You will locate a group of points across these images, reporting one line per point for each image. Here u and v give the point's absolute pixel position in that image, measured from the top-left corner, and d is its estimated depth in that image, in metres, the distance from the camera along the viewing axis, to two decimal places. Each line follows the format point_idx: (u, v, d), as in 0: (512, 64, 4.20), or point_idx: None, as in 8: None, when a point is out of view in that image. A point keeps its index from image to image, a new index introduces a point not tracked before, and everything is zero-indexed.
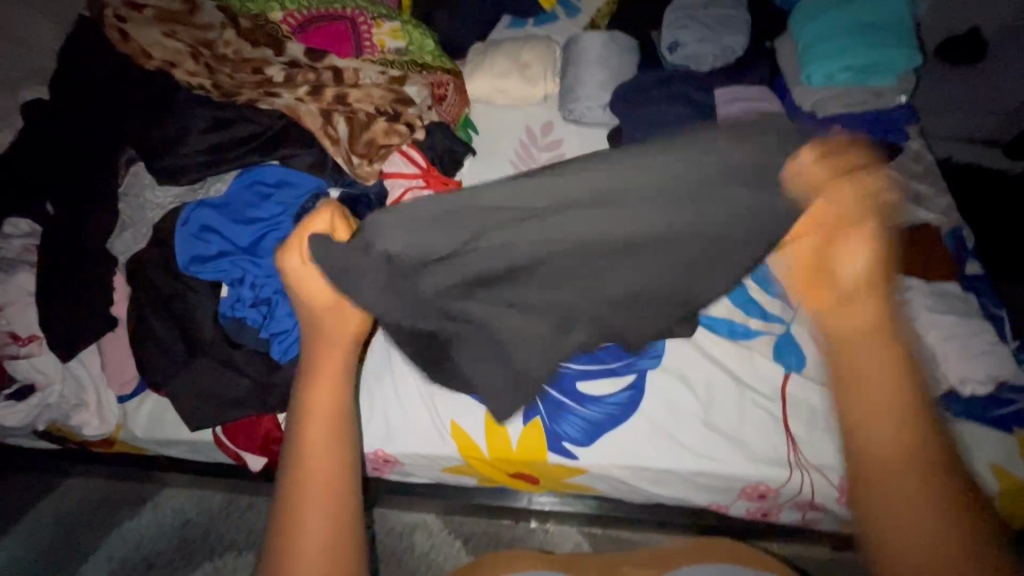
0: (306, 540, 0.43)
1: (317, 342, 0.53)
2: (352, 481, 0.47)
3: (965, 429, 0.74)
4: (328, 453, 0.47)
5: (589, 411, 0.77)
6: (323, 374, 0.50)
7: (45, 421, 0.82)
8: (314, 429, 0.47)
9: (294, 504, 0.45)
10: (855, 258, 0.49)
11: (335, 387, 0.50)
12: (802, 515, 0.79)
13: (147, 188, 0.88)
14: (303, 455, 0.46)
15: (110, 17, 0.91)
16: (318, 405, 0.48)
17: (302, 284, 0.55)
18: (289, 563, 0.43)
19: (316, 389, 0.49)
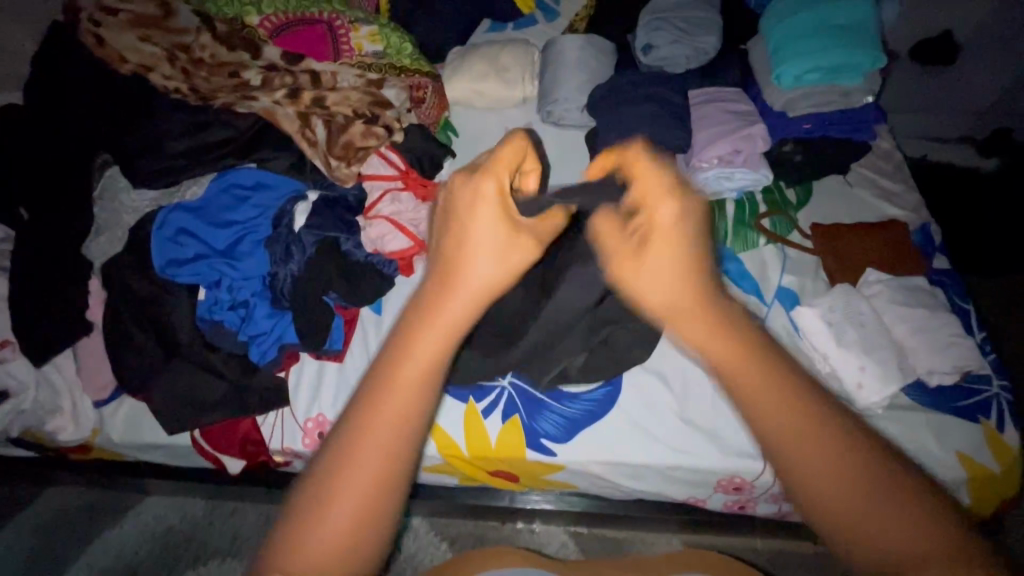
0: (334, 514, 0.36)
1: (449, 283, 0.40)
2: (410, 457, 0.38)
3: (932, 418, 0.76)
4: (399, 428, 0.37)
5: (567, 408, 0.78)
6: (439, 312, 0.39)
7: (19, 428, 0.81)
8: (392, 394, 0.37)
9: (342, 457, 0.37)
10: (658, 241, 0.41)
11: (442, 347, 0.39)
12: (778, 508, 0.80)
13: (122, 192, 0.88)
14: (368, 415, 0.37)
15: (85, 22, 0.91)
16: (415, 361, 0.38)
17: (465, 213, 0.40)
18: (305, 532, 0.36)
19: (427, 329, 0.39)
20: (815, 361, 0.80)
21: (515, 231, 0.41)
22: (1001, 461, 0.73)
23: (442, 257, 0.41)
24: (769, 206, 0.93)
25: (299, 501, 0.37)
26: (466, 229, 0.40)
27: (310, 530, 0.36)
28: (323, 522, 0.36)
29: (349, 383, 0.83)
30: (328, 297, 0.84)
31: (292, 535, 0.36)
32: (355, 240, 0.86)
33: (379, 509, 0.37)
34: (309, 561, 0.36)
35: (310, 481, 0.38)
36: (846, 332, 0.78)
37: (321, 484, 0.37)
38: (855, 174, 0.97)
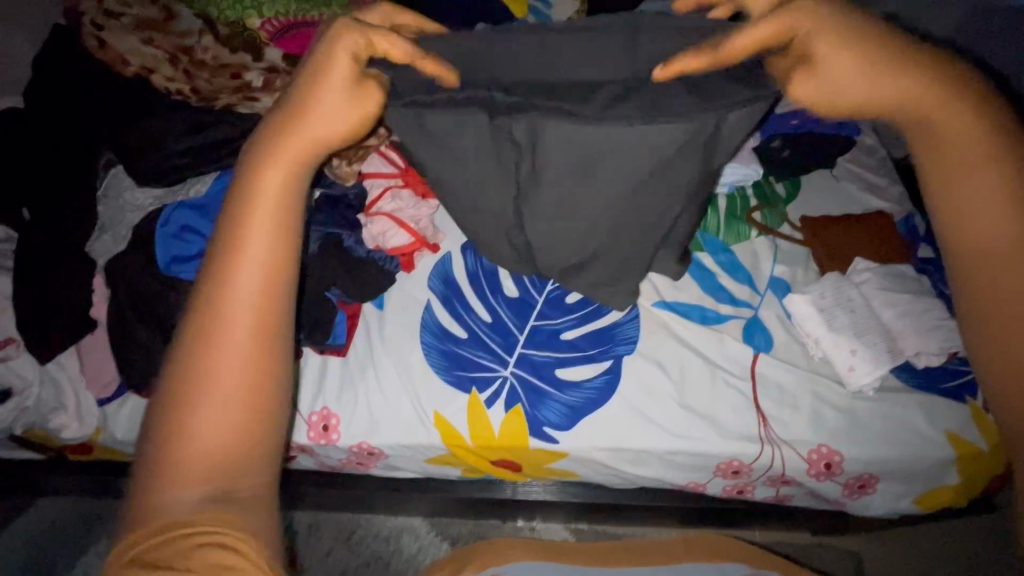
0: (216, 387, 0.42)
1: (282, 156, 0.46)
2: (282, 315, 0.46)
3: (922, 399, 0.78)
4: (258, 297, 0.44)
5: (569, 396, 0.80)
6: (269, 183, 0.45)
7: (23, 425, 0.81)
8: (247, 271, 0.44)
9: (208, 336, 0.43)
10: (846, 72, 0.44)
11: (288, 211, 0.46)
12: (776, 491, 0.82)
13: (127, 190, 0.89)
14: (223, 293, 0.43)
15: (86, 25, 0.90)
16: (261, 230, 0.45)
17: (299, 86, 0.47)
18: (188, 410, 0.41)
19: (260, 201, 0.45)
20: (809, 347, 0.82)
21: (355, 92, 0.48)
22: (988, 439, 0.77)
23: (269, 134, 0.47)
24: (760, 200, 0.95)
25: (173, 386, 0.42)
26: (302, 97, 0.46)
27: (198, 412, 0.42)
28: (206, 420, 0.42)
29: (352, 376, 0.84)
30: (330, 293, 0.85)
31: (184, 426, 0.42)
32: (357, 236, 0.87)
33: (263, 374, 0.44)
34: (208, 447, 0.41)
35: (181, 374, 0.43)
36: (838, 317, 0.81)
37: (197, 373, 0.42)
38: (842, 169, 1.00)
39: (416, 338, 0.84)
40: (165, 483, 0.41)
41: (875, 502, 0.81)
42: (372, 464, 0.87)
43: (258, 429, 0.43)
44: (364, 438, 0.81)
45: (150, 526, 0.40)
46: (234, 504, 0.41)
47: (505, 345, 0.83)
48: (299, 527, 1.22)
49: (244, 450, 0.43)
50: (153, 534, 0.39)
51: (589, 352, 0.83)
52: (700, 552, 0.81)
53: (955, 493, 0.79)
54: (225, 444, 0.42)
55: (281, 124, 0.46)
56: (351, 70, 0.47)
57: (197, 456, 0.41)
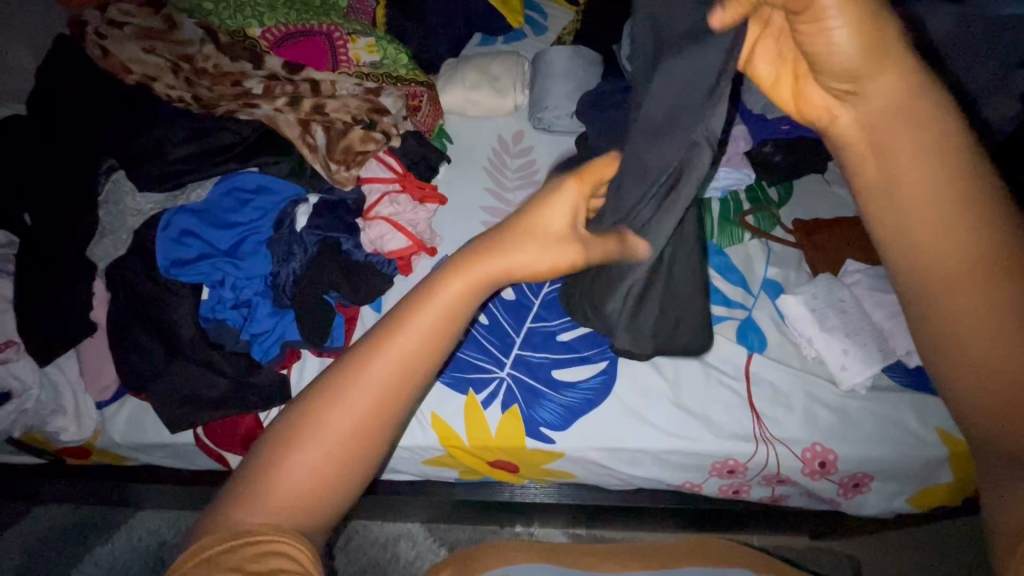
0: (324, 435, 0.41)
1: (481, 256, 0.44)
2: (402, 407, 0.43)
3: (913, 398, 0.79)
4: (397, 379, 0.42)
5: (565, 397, 0.81)
6: (447, 290, 0.43)
7: (22, 428, 0.81)
8: (399, 348, 0.42)
9: (344, 381, 0.42)
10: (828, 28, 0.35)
11: (457, 314, 0.43)
12: (771, 491, 0.83)
13: (127, 195, 0.90)
14: (373, 357, 0.42)
15: (90, 34, 0.93)
16: (428, 318, 0.42)
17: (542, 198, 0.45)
18: (294, 442, 0.41)
19: (435, 297, 0.43)
20: (802, 347, 0.83)
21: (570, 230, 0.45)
22: None
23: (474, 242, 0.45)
24: (752, 204, 0.96)
25: (300, 407, 0.43)
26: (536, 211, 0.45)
27: (295, 454, 0.41)
28: (304, 453, 0.41)
29: None
30: (328, 295, 0.86)
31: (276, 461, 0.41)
32: (355, 241, 0.88)
33: (364, 447, 0.42)
34: (291, 477, 0.40)
35: (299, 411, 0.42)
36: (829, 317, 0.82)
37: (314, 408, 0.42)
38: (833, 173, 1.02)
39: None
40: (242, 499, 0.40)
41: (870, 500, 0.81)
42: None
43: (332, 492, 0.42)
44: None
45: (214, 537, 0.39)
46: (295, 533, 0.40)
47: (501, 346, 0.84)
48: None
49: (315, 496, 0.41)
50: (213, 546, 0.38)
51: (584, 353, 0.83)
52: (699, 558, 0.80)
53: (950, 491, 0.80)
54: (304, 491, 0.40)
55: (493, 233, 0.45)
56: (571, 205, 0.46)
57: (275, 492, 0.40)
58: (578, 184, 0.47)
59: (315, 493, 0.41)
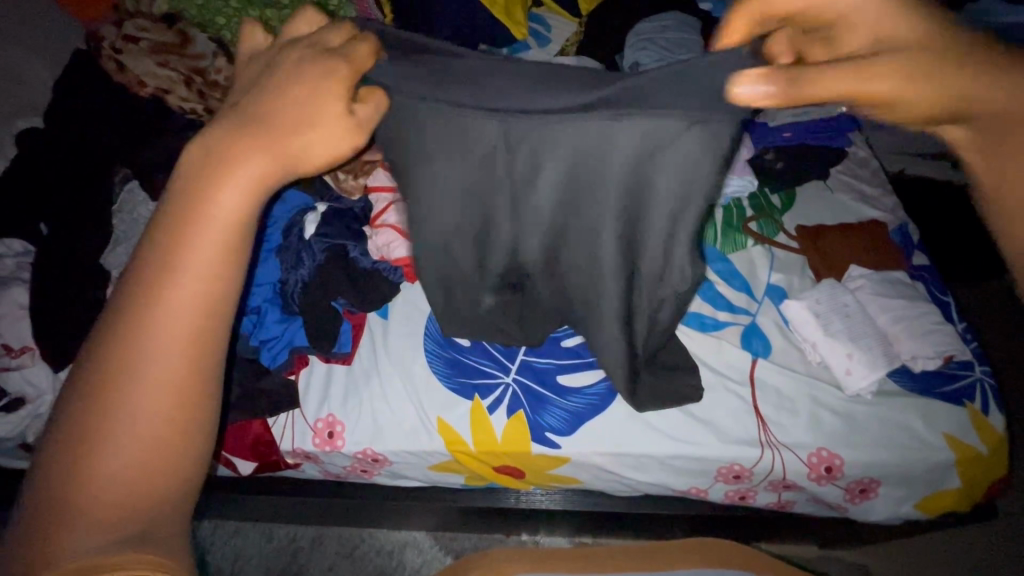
0: (129, 413, 0.35)
1: (243, 157, 0.38)
2: (219, 349, 0.38)
3: (919, 402, 0.79)
4: (197, 316, 0.37)
5: (571, 402, 0.81)
6: (220, 193, 0.38)
7: (35, 434, 0.83)
8: (184, 282, 0.36)
9: (130, 344, 0.36)
10: (885, 76, 0.38)
11: (236, 226, 0.38)
12: (777, 496, 0.83)
13: (141, 204, 0.92)
14: (155, 305, 0.36)
15: (107, 49, 0.95)
16: (205, 240, 0.37)
17: (293, 88, 0.40)
18: (98, 432, 0.35)
19: (212, 210, 0.38)
20: (808, 352, 0.84)
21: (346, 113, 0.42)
22: (986, 441, 0.77)
23: (227, 137, 0.39)
24: (754, 211, 0.97)
25: (86, 397, 0.35)
26: (294, 99, 0.40)
27: (106, 438, 0.35)
28: (115, 440, 0.35)
29: (357, 382, 0.85)
30: (337, 301, 0.87)
31: (80, 465, 0.34)
32: (362, 248, 0.89)
33: (197, 402, 0.37)
34: (119, 469, 0.35)
35: (80, 397, 0.36)
36: (833, 321, 0.82)
37: (107, 388, 0.35)
38: (837, 179, 1.03)
39: (419, 345, 0.86)
40: (55, 531, 0.33)
41: (877, 506, 0.81)
42: (377, 472, 0.88)
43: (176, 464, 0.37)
44: (368, 444, 0.82)
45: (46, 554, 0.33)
46: (153, 543, 0.35)
47: (507, 353, 0.85)
48: (302, 542, 1.22)
49: (159, 480, 0.36)
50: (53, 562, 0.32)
51: (590, 358, 0.84)
52: (712, 566, 0.72)
53: (959, 498, 0.79)
54: (137, 480, 0.35)
55: (247, 124, 0.40)
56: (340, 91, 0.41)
57: (96, 504, 0.34)
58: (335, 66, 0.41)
59: (161, 467, 0.36)
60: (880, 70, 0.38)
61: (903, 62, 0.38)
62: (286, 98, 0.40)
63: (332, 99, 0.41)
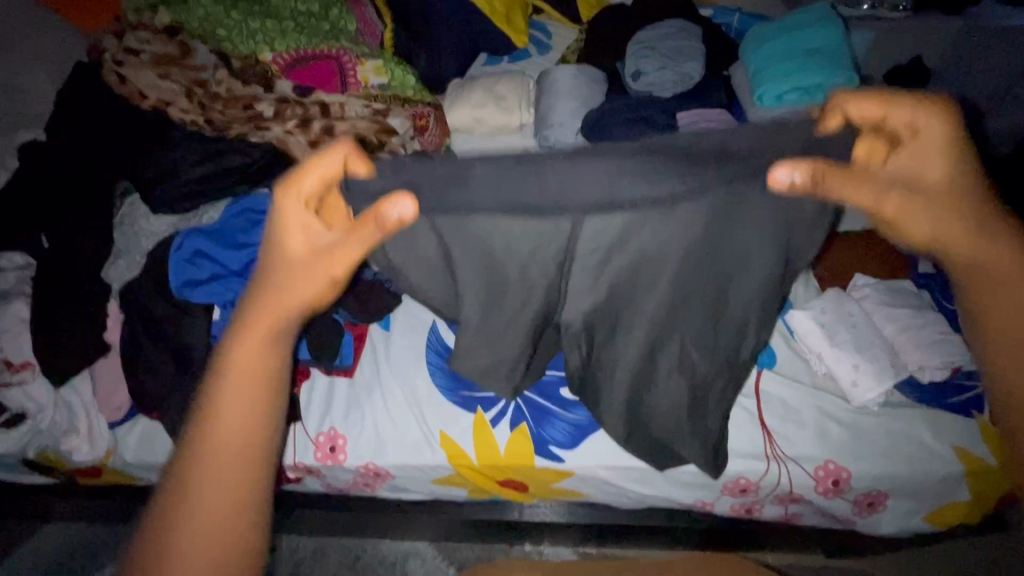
0: (184, 543, 0.42)
1: (259, 314, 0.48)
2: (260, 482, 0.45)
3: (926, 413, 0.78)
4: (235, 453, 0.44)
5: (574, 415, 0.81)
6: (239, 353, 0.46)
7: (37, 449, 0.84)
8: (223, 426, 0.45)
9: (184, 488, 0.43)
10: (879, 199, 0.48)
11: (256, 376, 0.46)
12: (784, 510, 0.82)
13: (142, 218, 0.92)
14: (201, 451, 0.44)
15: (109, 61, 0.96)
16: (234, 393, 0.45)
17: (279, 231, 0.49)
18: (165, 564, 0.42)
19: (234, 369, 0.46)
20: (812, 363, 0.83)
21: (319, 245, 0.49)
22: (996, 454, 0.76)
23: (246, 302, 0.49)
24: None
25: (153, 534, 0.43)
26: (282, 245, 0.49)
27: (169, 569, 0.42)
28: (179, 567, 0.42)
29: (359, 396, 0.85)
30: (338, 314, 0.87)
31: None
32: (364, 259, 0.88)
33: (248, 521, 0.44)
34: None
35: (152, 533, 0.43)
36: (838, 332, 0.81)
37: (173, 519, 0.43)
38: None
39: (421, 359, 0.85)
40: None
41: (886, 519, 0.80)
42: (379, 486, 0.87)
43: None
44: (370, 458, 0.82)
45: None
46: None
47: None
48: (304, 552, 1.21)
49: None
50: None
51: None
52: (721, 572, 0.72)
53: (968, 510, 0.78)
54: None
55: (258, 289, 0.49)
56: (313, 228, 0.49)
57: None
58: (299, 195, 0.48)
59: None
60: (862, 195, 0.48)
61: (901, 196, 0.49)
62: (275, 248, 0.49)
63: (302, 234, 0.49)
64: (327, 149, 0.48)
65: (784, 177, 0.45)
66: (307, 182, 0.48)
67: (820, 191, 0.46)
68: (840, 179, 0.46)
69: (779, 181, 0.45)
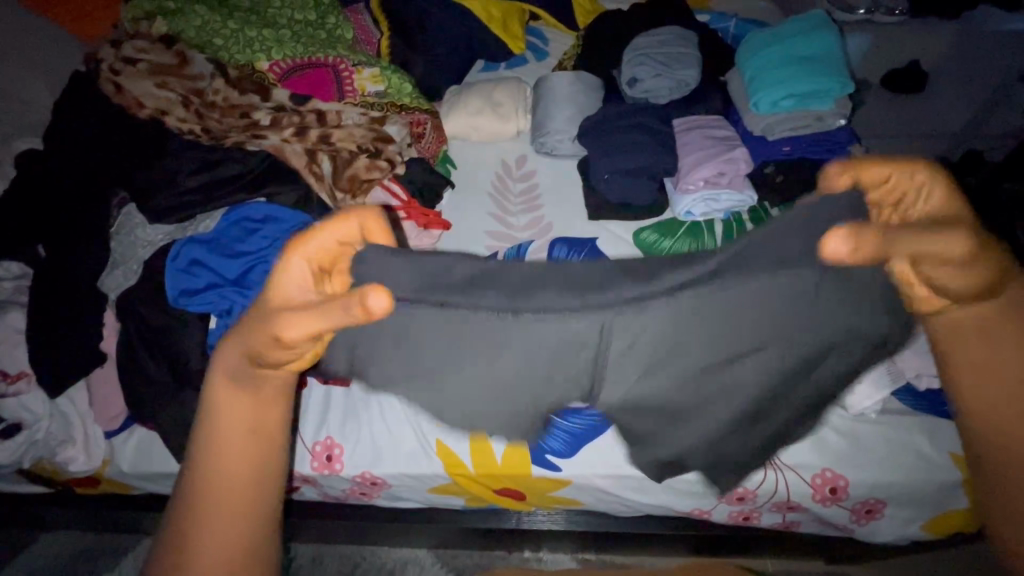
0: None
1: (241, 412, 0.38)
2: None
3: (923, 420, 0.78)
4: (230, 572, 0.38)
5: (572, 424, 0.79)
6: (227, 460, 0.38)
7: (31, 459, 0.83)
8: (208, 541, 0.38)
9: None
10: (942, 268, 0.36)
11: (248, 485, 0.38)
12: (782, 517, 0.82)
13: (138, 228, 0.91)
14: (184, 569, 0.37)
15: (105, 71, 0.97)
16: (222, 504, 0.38)
17: (263, 308, 0.36)
18: None
19: (220, 472, 0.38)
20: None
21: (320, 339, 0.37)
22: None
23: (230, 392, 0.39)
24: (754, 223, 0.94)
25: None
26: (265, 330, 0.36)
27: None
28: None
29: (355, 405, 0.84)
30: None
31: None
32: None
33: None
34: None
35: None
36: None
37: None
38: None
39: None
40: None
41: (884, 527, 0.80)
42: (376, 494, 0.87)
43: None
44: (366, 467, 0.82)
45: None
46: None
47: None
48: (302, 560, 1.21)
49: None
50: None
51: None
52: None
53: (967, 518, 0.78)
54: None
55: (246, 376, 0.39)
56: (309, 312, 0.36)
57: None
58: (302, 269, 0.36)
59: None
60: (933, 262, 0.35)
61: (963, 274, 0.36)
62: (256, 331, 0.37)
63: (295, 318, 0.36)
64: (344, 215, 0.36)
65: (841, 238, 0.32)
66: (312, 254, 0.36)
67: (883, 256, 0.33)
68: (904, 238, 0.34)
69: (834, 246, 0.32)
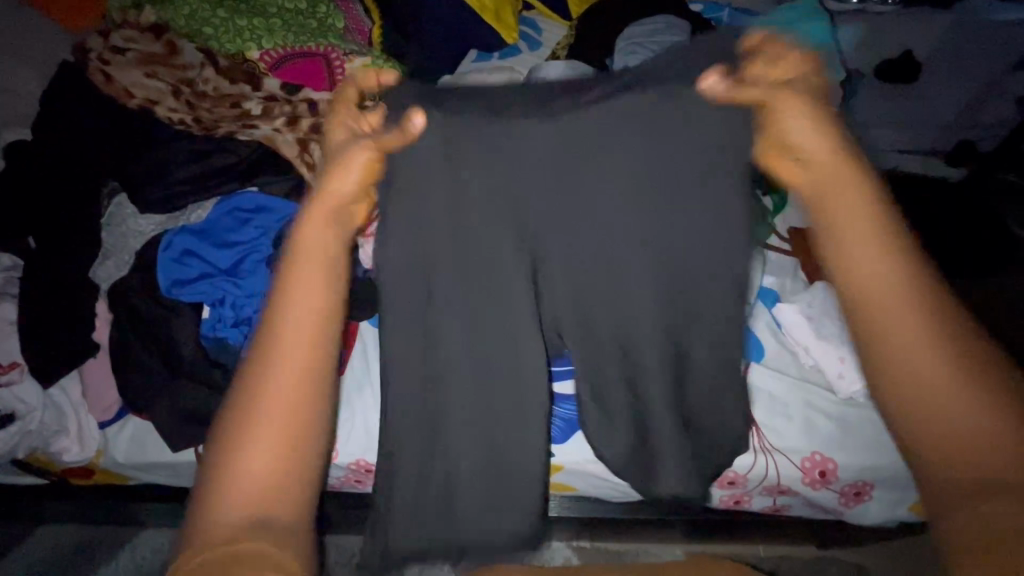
0: (259, 426, 0.38)
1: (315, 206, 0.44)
2: (331, 371, 0.41)
3: None
4: (312, 339, 0.40)
5: (562, 409, 0.80)
6: (310, 242, 0.43)
7: (25, 449, 0.83)
8: (292, 315, 0.40)
9: (256, 370, 0.39)
10: (782, 117, 0.45)
11: (324, 262, 0.42)
12: (773, 501, 0.83)
13: (130, 217, 0.91)
14: (272, 332, 0.40)
15: (94, 60, 0.96)
16: (305, 278, 0.41)
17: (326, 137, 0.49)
18: (234, 449, 0.38)
19: (304, 253, 0.42)
20: (799, 356, 0.83)
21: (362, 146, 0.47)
22: None
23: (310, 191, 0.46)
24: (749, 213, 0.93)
25: (222, 428, 0.39)
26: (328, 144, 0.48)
27: (239, 456, 0.38)
28: (248, 452, 0.38)
29: (349, 395, 0.84)
30: None
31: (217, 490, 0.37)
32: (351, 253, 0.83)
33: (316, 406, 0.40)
34: (254, 478, 0.38)
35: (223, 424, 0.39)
36: (824, 325, 0.81)
37: (245, 403, 0.39)
38: None
39: None
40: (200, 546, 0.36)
41: (872, 509, 0.81)
42: (371, 482, 0.88)
43: (296, 490, 0.38)
44: (361, 455, 0.82)
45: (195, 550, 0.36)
46: (289, 550, 0.36)
47: None
48: None
49: (286, 497, 0.38)
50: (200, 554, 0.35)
51: None
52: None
53: None
54: (264, 494, 0.37)
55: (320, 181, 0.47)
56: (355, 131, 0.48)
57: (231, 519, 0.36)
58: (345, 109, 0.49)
59: (286, 474, 0.38)
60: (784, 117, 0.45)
61: (805, 131, 0.44)
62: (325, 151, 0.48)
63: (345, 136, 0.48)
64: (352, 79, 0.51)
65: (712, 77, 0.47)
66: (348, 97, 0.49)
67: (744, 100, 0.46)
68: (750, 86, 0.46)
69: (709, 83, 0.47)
